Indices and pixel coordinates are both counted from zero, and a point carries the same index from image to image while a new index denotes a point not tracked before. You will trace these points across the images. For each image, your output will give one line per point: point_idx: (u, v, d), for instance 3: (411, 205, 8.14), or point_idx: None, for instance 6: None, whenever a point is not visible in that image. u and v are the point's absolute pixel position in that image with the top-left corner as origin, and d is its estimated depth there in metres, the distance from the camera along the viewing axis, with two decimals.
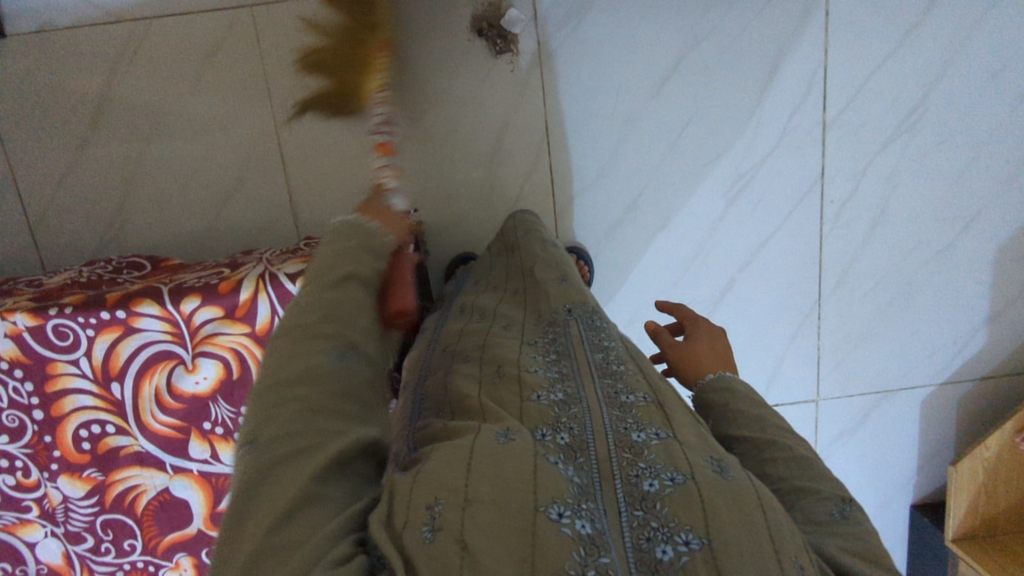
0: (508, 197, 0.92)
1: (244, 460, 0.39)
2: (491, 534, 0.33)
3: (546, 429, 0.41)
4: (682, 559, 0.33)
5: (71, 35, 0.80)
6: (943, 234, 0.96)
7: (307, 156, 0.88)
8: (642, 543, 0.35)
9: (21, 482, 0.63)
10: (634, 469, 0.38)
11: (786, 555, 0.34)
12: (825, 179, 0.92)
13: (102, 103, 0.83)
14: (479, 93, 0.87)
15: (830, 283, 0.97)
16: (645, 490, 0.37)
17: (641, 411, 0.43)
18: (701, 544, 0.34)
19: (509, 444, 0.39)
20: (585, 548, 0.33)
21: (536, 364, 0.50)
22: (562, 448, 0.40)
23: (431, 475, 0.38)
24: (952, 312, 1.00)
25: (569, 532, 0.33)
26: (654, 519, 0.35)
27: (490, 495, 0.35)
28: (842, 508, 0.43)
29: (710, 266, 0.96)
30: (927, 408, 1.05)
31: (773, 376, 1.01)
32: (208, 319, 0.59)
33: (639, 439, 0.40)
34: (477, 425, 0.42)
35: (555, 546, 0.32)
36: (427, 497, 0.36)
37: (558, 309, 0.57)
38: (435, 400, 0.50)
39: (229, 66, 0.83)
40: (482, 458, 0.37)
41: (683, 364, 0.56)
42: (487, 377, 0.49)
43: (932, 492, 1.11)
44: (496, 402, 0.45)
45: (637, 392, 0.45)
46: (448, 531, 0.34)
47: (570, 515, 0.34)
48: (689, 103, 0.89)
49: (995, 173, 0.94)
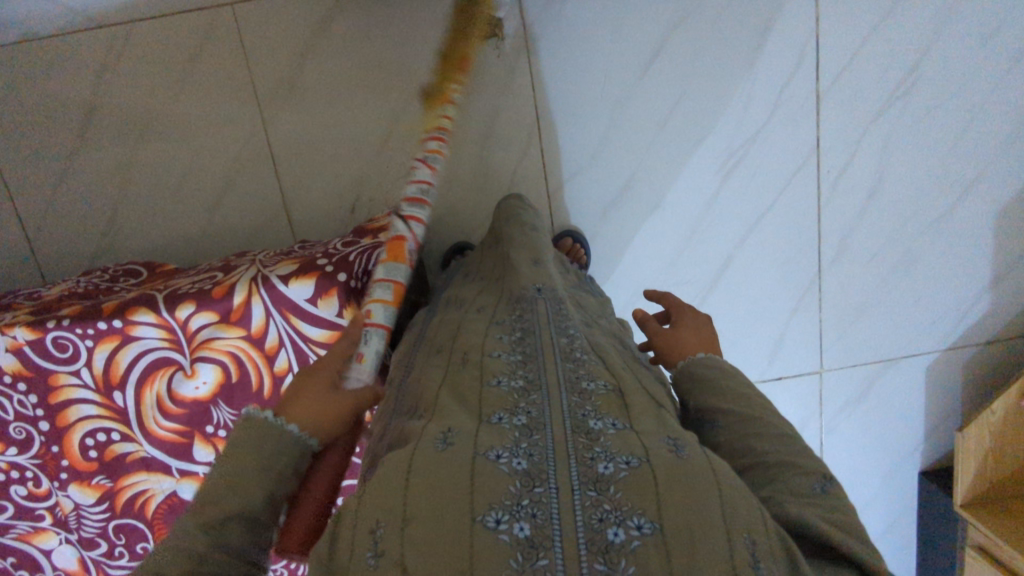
0: (500, 184, 0.91)
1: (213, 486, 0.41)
2: (426, 546, 0.34)
3: (504, 413, 0.44)
4: (633, 542, 0.34)
5: (54, 43, 0.80)
6: (943, 198, 0.95)
7: (296, 153, 0.87)
8: (594, 523, 0.35)
9: (32, 492, 0.65)
10: (590, 453, 0.39)
11: (737, 531, 0.36)
12: (821, 150, 0.91)
13: (89, 110, 0.83)
14: (465, 82, 0.86)
15: (831, 253, 0.96)
16: (600, 472, 0.38)
17: (600, 400, 0.45)
18: (652, 528, 0.35)
19: (447, 450, 0.40)
20: (523, 553, 0.34)
21: (500, 347, 0.52)
22: (518, 427, 0.42)
23: (370, 503, 0.38)
24: (954, 278, 0.99)
25: (506, 539, 0.34)
26: (608, 501, 0.36)
27: (427, 512, 0.36)
28: (824, 483, 0.43)
29: (707, 244, 0.95)
30: (932, 374, 1.05)
31: (777, 350, 1.01)
32: (204, 325, 0.60)
33: (596, 426, 0.42)
34: (423, 429, 0.44)
35: (492, 549, 0.33)
36: (369, 521, 0.37)
37: (527, 287, 0.60)
38: (409, 396, 0.52)
39: (213, 66, 0.83)
40: (418, 470, 0.38)
41: (668, 346, 0.57)
42: (452, 369, 0.51)
43: (939, 458, 1.11)
44: (456, 392, 0.48)
45: (598, 379, 0.47)
46: (391, 556, 0.35)
47: (508, 520, 0.35)
48: (679, 79, 0.87)
49: (992, 133, 0.92)
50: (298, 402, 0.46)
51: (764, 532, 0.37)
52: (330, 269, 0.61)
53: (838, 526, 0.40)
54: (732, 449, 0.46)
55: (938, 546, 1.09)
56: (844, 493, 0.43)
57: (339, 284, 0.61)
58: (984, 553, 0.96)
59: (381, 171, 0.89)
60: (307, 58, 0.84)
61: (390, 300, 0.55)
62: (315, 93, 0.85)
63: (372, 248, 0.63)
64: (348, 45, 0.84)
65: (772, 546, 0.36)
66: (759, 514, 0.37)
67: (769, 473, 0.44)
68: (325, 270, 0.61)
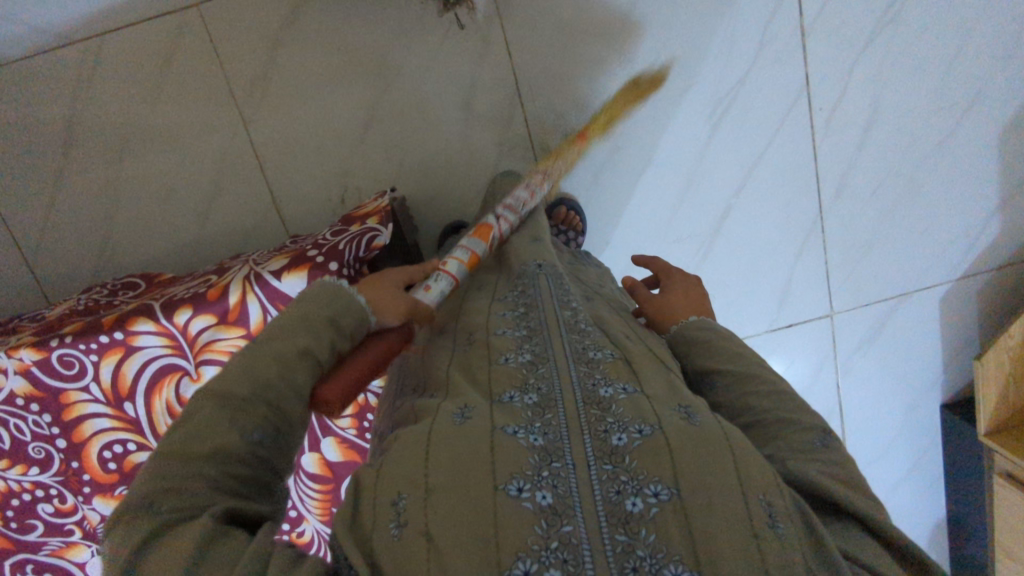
0: (488, 159, 0.90)
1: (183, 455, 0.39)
2: (453, 518, 0.35)
3: (515, 391, 0.44)
4: (651, 510, 0.35)
5: (28, 65, 0.80)
6: (942, 123, 0.92)
7: (281, 149, 0.87)
8: (612, 496, 0.36)
9: (59, 508, 0.66)
10: (602, 425, 0.40)
11: (753, 491, 0.36)
12: (811, 87, 0.89)
13: (71, 129, 0.83)
14: (441, 60, 0.85)
15: (830, 193, 0.95)
16: (614, 445, 0.38)
17: (608, 367, 0.46)
18: (669, 493, 0.36)
19: (466, 423, 0.41)
20: (547, 520, 0.35)
21: (505, 324, 0.52)
22: (530, 407, 0.42)
23: (392, 467, 0.39)
24: (959, 205, 0.97)
25: (530, 506, 0.35)
26: (624, 472, 0.37)
27: (450, 484, 0.36)
28: (823, 437, 0.43)
29: (704, 195, 0.93)
30: (946, 307, 1.03)
31: (785, 297, 0.99)
32: (204, 328, 0.60)
33: (607, 395, 0.42)
34: (438, 404, 0.44)
35: (515, 520, 0.34)
36: (391, 493, 0.37)
37: (528, 264, 0.60)
38: (414, 377, 0.53)
39: (187, 71, 0.82)
40: (439, 441, 0.39)
41: (657, 314, 0.56)
42: (459, 348, 0.52)
43: (960, 390, 1.10)
44: (466, 372, 0.48)
45: (604, 348, 0.48)
46: (414, 524, 0.35)
47: (530, 488, 0.36)
48: (659, 31, 0.86)
49: (988, 51, 0.90)
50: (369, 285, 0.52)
51: (778, 490, 0.38)
52: (320, 259, 0.61)
53: (837, 478, 0.41)
54: (733, 409, 0.46)
55: (964, 477, 1.08)
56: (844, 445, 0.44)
57: (331, 273, 0.61)
58: (1011, 480, 0.95)
59: (367, 160, 0.89)
60: (279, 50, 0.83)
61: (465, 263, 0.62)
62: (292, 86, 0.84)
63: (361, 235, 0.63)
64: (317, 33, 0.83)
65: (787, 508, 0.37)
66: (776, 483, 0.38)
67: (768, 432, 0.44)
68: (315, 261, 0.61)
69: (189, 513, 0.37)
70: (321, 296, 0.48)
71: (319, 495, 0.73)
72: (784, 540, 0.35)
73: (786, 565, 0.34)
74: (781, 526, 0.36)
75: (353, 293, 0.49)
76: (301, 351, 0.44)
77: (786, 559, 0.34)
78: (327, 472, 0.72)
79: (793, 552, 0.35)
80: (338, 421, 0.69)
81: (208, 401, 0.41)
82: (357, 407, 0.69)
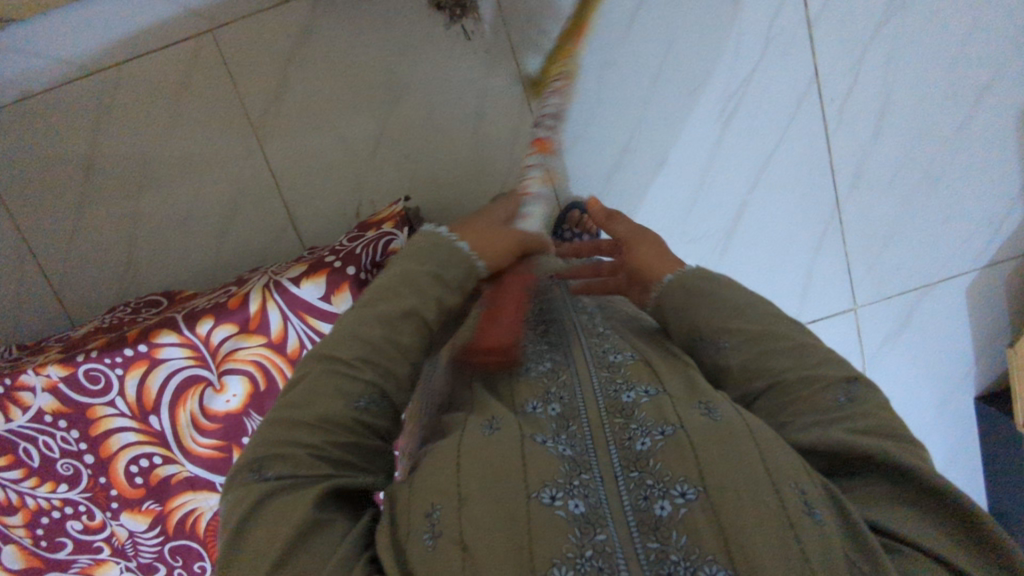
0: (500, 166, 0.91)
1: (284, 425, 0.41)
2: (487, 527, 0.34)
3: (538, 401, 0.43)
4: (680, 511, 0.35)
5: (50, 96, 0.83)
6: (957, 109, 0.92)
7: (296, 166, 0.88)
8: (641, 503, 0.36)
9: (87, 525, 0.66)
10: (627, 432, 0.40)
11: (786, 485, 0.36)
12: (820, 80, 0.89)
13: (93, 155, 0.85)
14: (449, 71, 0.87)
15: (846, 186, 0.94)
16: (638, 450, 0.38)
17: (630, 369, 0.45)
18: (696, 492, 0.35)
19: (494, 434, 0.40)
20: (580, 528, 0.34)
21: (526, 336, 0.51)
22: (554, 418, 0.42)
23: (424, 483, 0.38)
24: (981, 190, 0.95)
25: (563, 514, 0.35)
26: (650, 477, 0.37)
27: (485, 496, 0.36)
28: (848, 390, 0.43)
29: (717, 192, 0.93)
30: (973, 297, 1.01)
31: (806, 291, 0.98)
32: (226, 337, 0.61)
33: (629, 399, 0.42)
34: (465, 420, 0.43)
35: (546, 529, 0.34)
36: (426, 505, 0.37)
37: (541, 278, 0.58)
38: (440, 390, 0.51)
39: (203, 96, 0.85)
40: (466, 455, 0.38)
41: (641, 255, 0.53)
42: (482, 363, 0.51)
43: (994, 380, 1.06)
44: (490, 385, 0.47)
45: (624, 350, 0.47)
46: (449, 534, 0.35)
47: (562, 497, 0.36)
48: (663, 32, 0.86)
49: (998, 35, 0.89)
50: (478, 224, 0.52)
51: (809, 479, 0.37)
52: (338, 264, 0.62)
53: (869, 434, 0.40)
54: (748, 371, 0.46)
55: (1004, 472, 1.04)
56: (872, 394, 0.43)
57: (350, 277, 0.62)
58: None
59: (380, 172, 0.90)
60: (291, 70, 0.85)
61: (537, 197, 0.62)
62: (304, 104, 0.86)
63: (377, 240, 0.64)
64: (327, 51, 0.84)
65: (819, 492, 0.36)
66: (807, 472, 0.37)
67: (786, 391, 0.44)
68: (333, 266, 0.62)
69: (299, 478, 0.40)
70: (429, 245, 0.50)
71: None
72: (824, 528, 0.34)
73: (828, 554, 0.33)
74: (819, 514, 0.35)
75: (454, 241, 0.50)
76: (406, 310, 0.46)
77: (827, 548, 0.33)
78: None
79: (832, 539, 0.34)
80: None
81: (317, 364, 0.44)
82: None
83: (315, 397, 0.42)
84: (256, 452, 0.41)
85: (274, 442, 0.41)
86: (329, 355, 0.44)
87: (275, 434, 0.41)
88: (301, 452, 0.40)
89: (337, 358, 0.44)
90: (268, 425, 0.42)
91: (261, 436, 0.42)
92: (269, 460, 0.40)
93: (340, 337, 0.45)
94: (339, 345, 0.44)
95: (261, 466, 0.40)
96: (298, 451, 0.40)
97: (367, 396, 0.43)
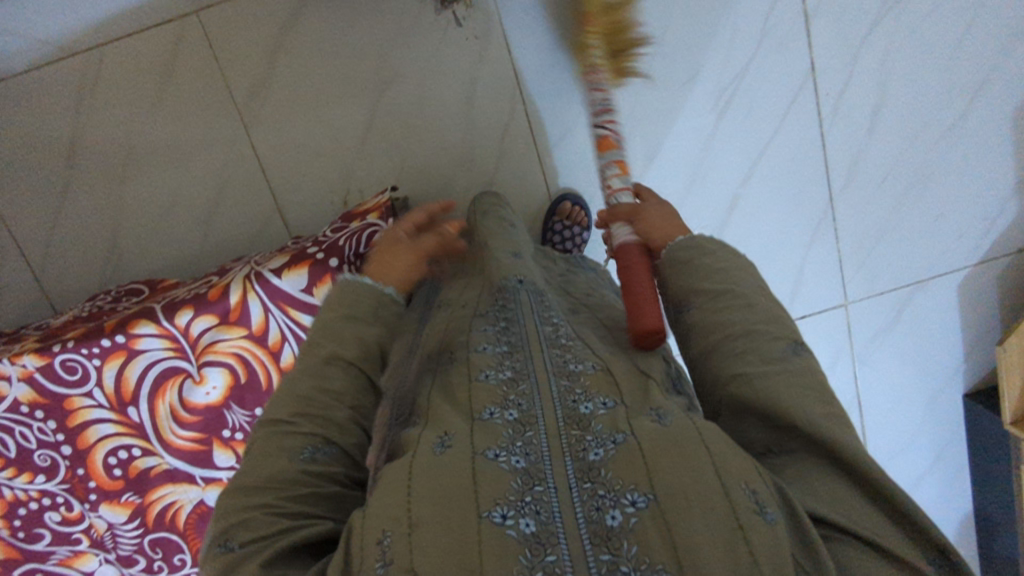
0: (490, 155, 0.89)
1: (238, 493, 0.39)
2: (434, 558, 0.31)
3: (495, 407, 0.40)
4: (630, 520, 0.32)
5: (32, 78, 0.81)
6: (954, 104, 0.90)
7: (283, 153, 0.87)
8: (593, 514, 0.33)
9: (66, 517, 0.65)
10: (581, 443, 0.36)
11: (736, 490, 0.33)
12: (816, 72, 0.88)
13: (75, 138, 0.83)
14: (438, 59, 0.85)
15: (840, 181, 0.93)
16: (592, 460, 0.35)
17: (590, 379, 0.42)
18: (646, 500, 0.33)
19: (446, 455, 0.36)
20: (531, 550, 0.31)
21: (486, 340, 0.48)
22: (510, 424, 0.38)
23: (373, 506, 0.35)
24: (975, 187, 0.95)
25: (513, 535, 0.32)
26: (602, 486, 0.34)
27: (433, 516, 0.33)
28: (795, 347, 0.42)
29: (709, 185, 0.92)
30: (964, 294, 1.00)
31: (798, 285, 0.97)
32: (206, 329, 0.60)
33: (586, 412, 0.39)
34: (417, 434, 0.40)
35: (497, 551, 0.31)
36: (375, 532, 0.33)
37: (508, 278, 0.55)
38: (401, 406, 0.49)
39: (188, 79, 0.83)
40: (418, 475, 0.35)
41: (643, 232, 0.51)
42: (440, 370, 0.47)
43: (984, 377, 1.06)
44: (444, 392, 0.44)
45: (586, 360, 0.44)
46: (398, 562, 0.32)
47: (513, 515, 0.33)
48: (657, 20, 0.85)
49: (997, 30, 0.88)
50: (380, 256, 0.55)
51: (758, 478, 0.35)
52: (321, 256, 0.61)
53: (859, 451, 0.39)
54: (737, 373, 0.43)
55: (990, 469, 1.05)
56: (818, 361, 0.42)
57: (332, 269, 0.61)
58: None
59: (369, 160, 0.88)
60: (279, 54, 0.83)
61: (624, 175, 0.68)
62: (291, 90, 0.84)
63: (361, 231, 0.63)
64: (314, 35, 0.83)
65: (770, 493, 0.34)
66: (759, 475, 0.35)
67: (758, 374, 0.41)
68: (315, 258, 0.61)
69: (257, 539, 0.37)
70: (348, 290, 0.49)
71: None
72: (775, 531, 0.32)
73: (776, 561, 0.31)
74: (771, 516, 0.33)
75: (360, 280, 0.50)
76: (326, 357, 0.45)
77: (775, 551, 0.31)
78: None
79: (783, 540, 0.32)
80: None
81: (260, 430, 0.42)
82: None
83: (263, 458, 0.40)
84: (216, 528, 0.38)
85: (229, 512, 0.38)
86: (270, 416, 0.42)
87: (230, 503, 0.39)
88: (257, 514, 0.38)
89: (275, 420, 0.42)
90: (224, 498, 0.40)
91: (216, 515, 0.39)
92: (226, 529, 0.38)
93: (278, 399, 0.43)
94: (277, 406, 0.43)
95: (222, 540, 0.37)
96: (254, 514, 0.38)
97: (313, 446, 0.41)
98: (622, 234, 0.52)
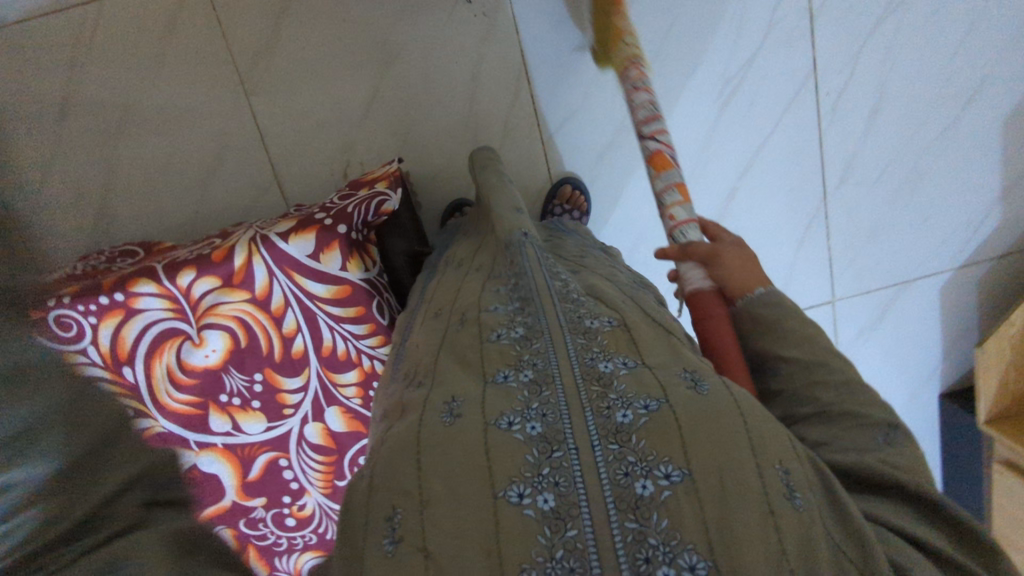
0: (493, 134, 0.90)
1: None
2: (455, 531, 0.32)
3: (509, 370, 0.40)
4: (663, 493, 0.32)
5: (22, 29, 0.77)
6: (947, 109, 0.93)
7: (284, 121, 0.85)
8: (620, 478, 0.33)
9: None
10: (604, 401, 0.36)
11: (767, 461, 0.34)
12: (817, 69, 0.89)
13: (68, 94, 0.81)
14: (446, 34, 0.84)
15: (834, 179, 0.95)
16: (619, 422, 0.35)
17: (607, 337, 0.42)
18: (681, 475, 0.33)
19: (456, 423, 0.37)
20: (551, 526, 0.31)
21: (498, 300, 0.48)
22: (526, 385, 0.39)
23: (385, 474, 0.36)
24: (962, 192, 0.97)
25: (531, 514, 0.32)
26: (631, 453, 0.34)
27: (447, 490, 0.33)
28: (887, 434, 0.41)
29: (708, 177, 0.93)
30: (946, 297, 1.03)
31: (788, 280, 0.99)
32: (208, 291, 0.59)
33: (607, 369, 0.39)
34: (426, 395, 0.41)
35: (519, 527, 0.31)
36: (386, 507, 0.34)
37: (514, 233, 0.54)
38: (406, 363, 0.49)
39: (188, 41, 0.81)
40: (432, 446, 0.35)
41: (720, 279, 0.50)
42: (450, 328, 0.48)
43: (959, 378, 1.10)
44: (457, 353, 0.44)
45: (601, 317, 0.44)
46: (409, 537, 0.32)
47: (530, 493, 0.33)
48: (665, 9, 0.85)
49: (994, 38, 0.90)
50: None
51: (792, 451, 0.36)
52: (330, 223, 0.62)
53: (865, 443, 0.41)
54: (797, 396, 0.45)
55: (961, 465, 1.09)
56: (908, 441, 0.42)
57: (340, 236, 0.62)
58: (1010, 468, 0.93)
59: (372, 133, 0.87)
60: (283, 19, 0.81)
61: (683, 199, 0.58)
62: (295, 57, 0.83)
63: (370, 199, 0.64)
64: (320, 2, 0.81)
65: (806, 475, 0.35)
66: (790, 445, 0.36)
67: (831, 421, 0.43)
68: (324, 224, 0.61)
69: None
70: None
71: (322, 469, 0.69)
72: (801, 513, 0.33)
73: (807, 554, 0.32)
74: (798, 497, 0.34)
75: None
76: None
77: (802, 531, 0.32)
78: (331, 443, 0.68)
79: (810, 525, 0.33)
80: (343, 388, 0.66)
81: None
82: (363, 373, 0.65)
83: None
84: None
85: None
86: None
87: None
88: None
89: None
90: None
91: None
92: None
93: None
94: None
95: None
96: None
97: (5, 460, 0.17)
98: (696, 278, 0.51)
